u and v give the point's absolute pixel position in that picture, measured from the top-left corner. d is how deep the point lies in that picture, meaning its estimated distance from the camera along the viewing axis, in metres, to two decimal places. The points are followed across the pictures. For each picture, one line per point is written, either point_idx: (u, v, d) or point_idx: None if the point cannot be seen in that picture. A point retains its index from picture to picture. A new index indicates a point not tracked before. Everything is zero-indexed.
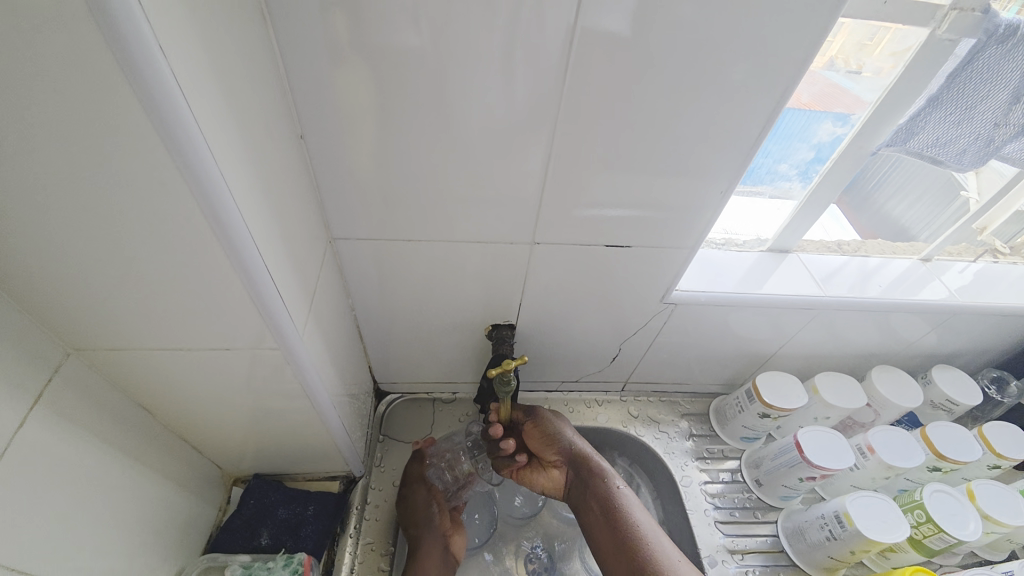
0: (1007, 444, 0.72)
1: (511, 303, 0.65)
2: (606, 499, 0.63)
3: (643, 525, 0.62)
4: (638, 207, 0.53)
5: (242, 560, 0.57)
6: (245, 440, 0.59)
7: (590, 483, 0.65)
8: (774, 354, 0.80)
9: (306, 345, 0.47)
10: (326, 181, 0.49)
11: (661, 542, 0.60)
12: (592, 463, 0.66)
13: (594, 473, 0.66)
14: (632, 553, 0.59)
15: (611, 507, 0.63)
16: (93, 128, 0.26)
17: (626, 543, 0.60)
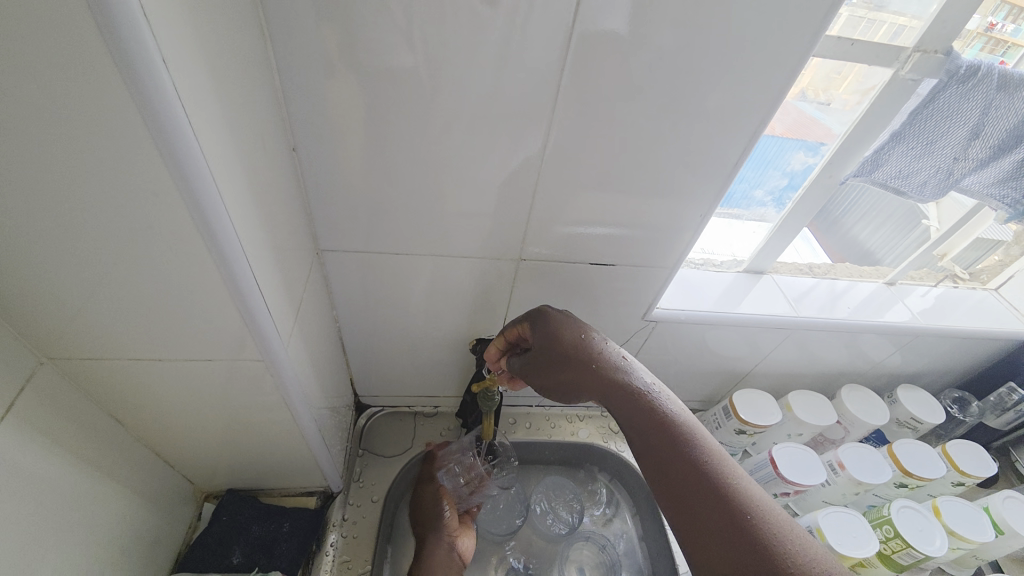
0: (968, 461, 0.75)
1: (495, 318, 0.65)
2: (657, 414, 0.47)
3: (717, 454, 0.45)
4: (622, 226, 0.55)
5: None
6: (221, 453, 0.57)
7: (634, 407, 0.48)
8: (750, 372, 0.82)
9: (291, 356, 0.47)
10: (315, 193, 0.49)
11: (747, 482, 0.43)
12: (633, 378, 0.50)
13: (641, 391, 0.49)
14: (705, 491, 0.42)
15: (665, 423, 0.46)
16: (91, 136, 0.26)
17: (696, 474, 0.43)
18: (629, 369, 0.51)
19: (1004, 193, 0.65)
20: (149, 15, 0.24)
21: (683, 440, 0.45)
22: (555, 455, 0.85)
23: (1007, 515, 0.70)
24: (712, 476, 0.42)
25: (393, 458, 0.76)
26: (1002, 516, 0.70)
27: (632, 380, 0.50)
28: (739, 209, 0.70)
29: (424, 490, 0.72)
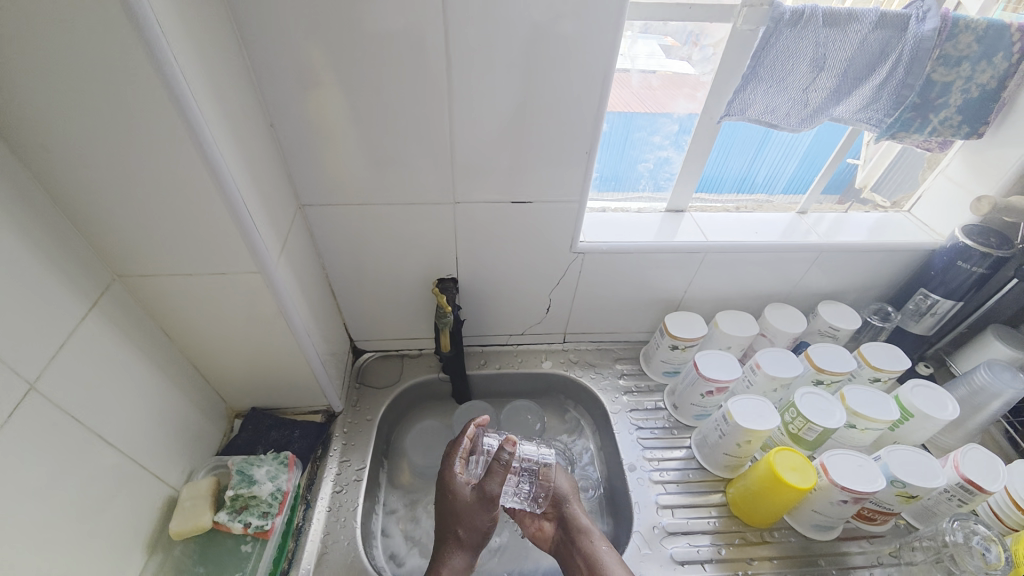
0: (880, 358, 0.85)
1: (449, 259, 0.81)
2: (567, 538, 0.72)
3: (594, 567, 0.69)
4: (530, 168, 0.69)
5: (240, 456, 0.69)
6: (243, 373, 0.75)
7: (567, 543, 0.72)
8: (684, 299, 0.95)
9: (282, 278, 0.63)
10: (293, 160, 0.66)
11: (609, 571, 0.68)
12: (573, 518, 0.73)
13: (579, 532, 0.72)
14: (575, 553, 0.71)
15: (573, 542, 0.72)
16: (131, 101, 0.43)
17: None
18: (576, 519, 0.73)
19: (869, 115, 0.73)
20: (160, 23, 0.40)
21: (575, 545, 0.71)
22: (524, 386, 1.00)
23: (913, 400, 0.77)
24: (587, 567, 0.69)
25: (385, 388, 0.92)
26: (907, 400, 0.77)
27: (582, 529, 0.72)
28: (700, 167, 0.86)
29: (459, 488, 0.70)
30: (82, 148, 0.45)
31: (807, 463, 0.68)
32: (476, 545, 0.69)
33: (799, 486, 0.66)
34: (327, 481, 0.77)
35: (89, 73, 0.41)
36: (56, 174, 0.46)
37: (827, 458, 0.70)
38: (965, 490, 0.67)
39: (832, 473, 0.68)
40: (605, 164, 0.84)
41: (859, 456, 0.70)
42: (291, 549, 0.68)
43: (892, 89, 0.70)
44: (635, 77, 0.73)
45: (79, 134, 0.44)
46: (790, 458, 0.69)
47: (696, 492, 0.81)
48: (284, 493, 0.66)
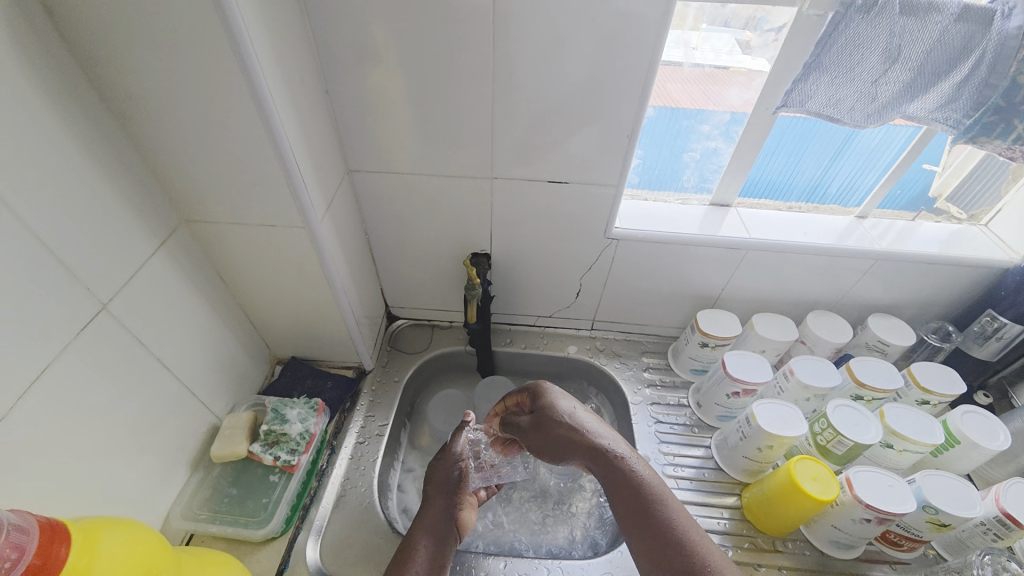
0: (932, 380, 0.78)
1: (484, 235, 0.83)
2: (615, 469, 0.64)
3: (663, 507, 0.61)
4: (569, 148, 0.69)
5: (275, 397, 0.75)
6: (286, 323, 0.81)
7: (622, 494, 0.63)
8: (720, 297, 0.92)
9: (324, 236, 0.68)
10: (344, 126, 0.70)
11: (689, 528, 0.59)
12: (599, 441, 0.67)
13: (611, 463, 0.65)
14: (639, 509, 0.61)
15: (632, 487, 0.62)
16: (202, 58, 0.47)
17: (661, 539, 0.58)
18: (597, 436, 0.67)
19: (947, 115, 0.67)
20: None
21: (649, 506, 0.61)
22: (547, 368, 1.01)
23: (962, 426, 0.71)
24: (658, 513, 0.60)
25: (413, 354, 0.97)
26: (955, 426, 0.71)
27: (605, 449, 0.66)
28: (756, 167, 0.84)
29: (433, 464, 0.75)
30: (159, 99, 0.50)
31: (831, 475, 0.65)
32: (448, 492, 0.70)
33: (819, 497, 0.63)
34: (352, 432, 0.82)
35: (168, 30, 0.45)
36: (139, 121, 0.52)
37: (853, 474, 0.66)
38: (1003, 525, 0.63)
39: (857, 488, 0.64)
40: (649, 151, 0.82)
41: (889, 476, 0.66)
42: (313, 488, 0.74)
43: (974, 88, 0.64)
44: (686, 70, 0.72)
45: (157, 86, 0.49)
46: (813, 467, 0.66)
47: (709, 491, 0.79)
48: (311, 434, 0.71)
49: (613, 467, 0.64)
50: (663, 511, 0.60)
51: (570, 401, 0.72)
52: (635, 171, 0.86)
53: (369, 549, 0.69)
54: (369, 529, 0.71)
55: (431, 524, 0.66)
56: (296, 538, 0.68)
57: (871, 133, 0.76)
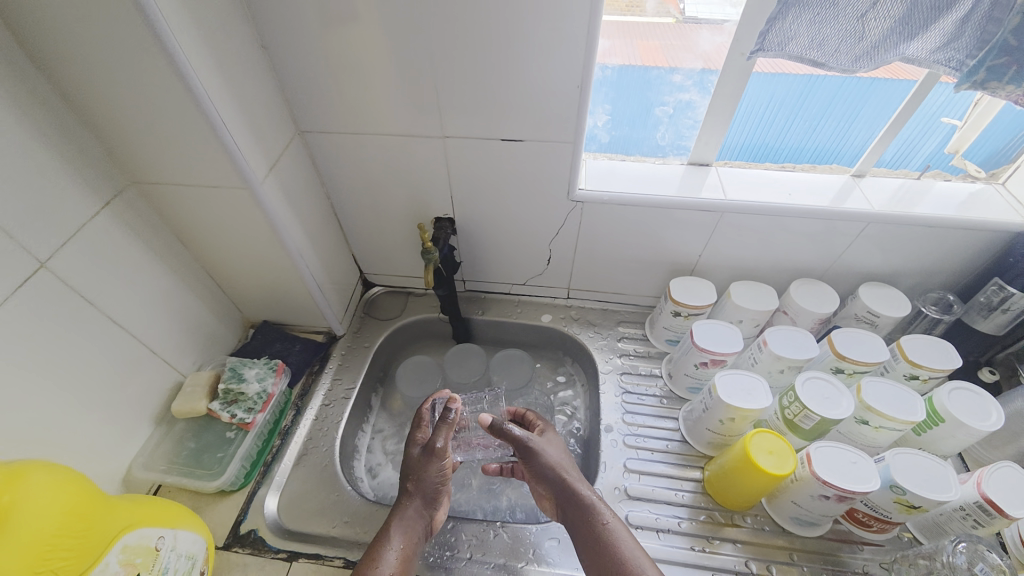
0: (923, 354, 0.72)
1: (445, 198, 0.81)
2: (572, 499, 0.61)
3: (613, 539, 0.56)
4: (519, 103, 0.66)
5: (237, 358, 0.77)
6: (252, 287, 0.82)
7: (580, 527, 0.58)
8: (699, 264, 0.87)
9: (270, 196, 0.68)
10: (288, 84, 0.68)
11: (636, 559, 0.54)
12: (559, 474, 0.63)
13: (575, 502, 0.60)
14: (592, 543, 0.57)
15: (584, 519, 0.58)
16: (101, 7, 0.46)
17: None
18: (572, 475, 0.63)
19: (949, 56, 0.59)
20: None
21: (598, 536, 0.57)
22: (522, 337, 1.00)
23: (947, 403, 0.65)
24: (609, 545, 0.55)
25: (386, 320, 0.97)
26: (940, 403, 0.65)
27: (576, 489, 0.61)
28: (735, 134, 0.79)
29: (412, 457, 0.67)
30: (75, 54, 0.50)
31: (789, 450, 0.62)
32: (429, 500, 0.64)
33: (773, 471, 0.61)
34: (318, 394, 0.84)
35: None
36: (64, 78, 0.52)
37: (815, 450, 0.62)
38: (985, 512, 0.57)
39: (816, 465, 0.61)
40: (619, 108, 0.77)
41: (854, 453, 0.62)
42: (275, 446, 0.76)
43: (977, 22, 0.56)
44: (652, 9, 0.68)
45: (69, 40, 0.49)
46: (771, 441, 0.63)
47: (671, 462, 0.77)
48: (268, 394, 0.73)
49: (573, 501, 0.61)
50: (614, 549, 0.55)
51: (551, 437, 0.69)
52: (605, 129, 0.81)
53: (324, 504, 0.71)
54: (326, 485, 0.73)
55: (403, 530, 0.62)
56: (256, 491, 0.71)
57: (859, 85, 0.69)
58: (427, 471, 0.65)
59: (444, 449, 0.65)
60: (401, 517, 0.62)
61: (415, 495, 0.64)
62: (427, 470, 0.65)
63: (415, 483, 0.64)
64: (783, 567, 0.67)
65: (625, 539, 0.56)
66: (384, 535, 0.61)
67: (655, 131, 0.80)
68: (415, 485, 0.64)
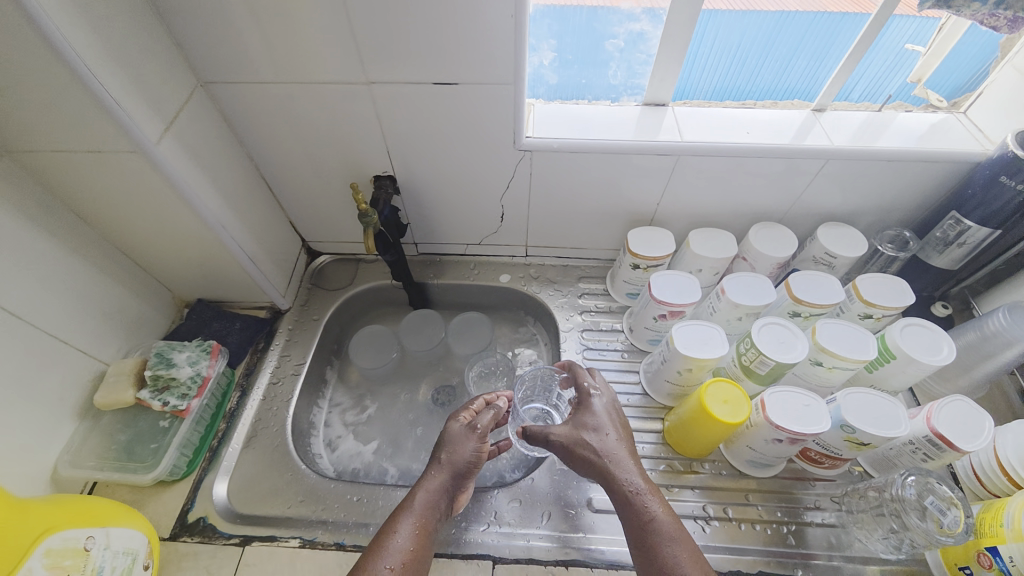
0: (877, 293, 0.71)
1: (381, 154, 0.74)
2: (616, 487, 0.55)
3: (656, 534, 0.51)
4: (447, 40, 0.58)
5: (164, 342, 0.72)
6: (176, 264, 0.75)
7: (625, 514, 0.54)
8: (658, 213, 0.83)
9: (171, 160, 0.60)
10: (177, 26, 0.58)
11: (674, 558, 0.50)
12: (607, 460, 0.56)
13: (619, 491, 0.55)
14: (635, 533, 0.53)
15: (629, 509, 0.54)
16: None
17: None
18: (615, 459, 0.56)
19: None
20: None
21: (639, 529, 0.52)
22: (481, 299, 0.96)
23: (899, 341, 0.65)
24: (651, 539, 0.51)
25: (335, 291, 0.91)
26: (893, 341, 0.65)
27: (617, 477, 0.55)
28: (705, 79, 0.75)
29: (450, 427, 0.64)
30: None
31: (743, 398, 0.62)
32: (459, 473, 0.60)
33: (727, 420, 0.60)
34: (265, 372, 0.79)
35: None
36: None
37: (768, 396, 0.62)
38: (934, 445, 0.59)
39: (769, 410, 0.60)
40: (566, 43, 0.70)
41: (807, 395, 0.61)
42: (221, 430, 0.72)
43: None
44: None
45: None
46: (726, 391, 0.62)
47: (633, 416, 0.77)
48: (203, 377, 0.69)
49: (618, 488, 0.55)
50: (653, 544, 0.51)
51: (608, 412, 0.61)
52: (553, 69, 0.74)
53: (277, 486, 0.68)
54: (278, 466, 0.70)
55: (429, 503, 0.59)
56: (202, 478, 0.68)
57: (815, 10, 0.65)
58: (459, 453, 0.61)
59: (482, 427, 0.63)
60: (425, 487, 0.59)
61: (443, 475, 0.60)
62: (461, 445, 0.62)
63: (446, 456, 0.61)
64: (738, 509, 0.68)
65: (666, 540, 0.51)
66: (402, 510, 0.57)
67: (606, 69, 0.74)
68: (445, 464, 0.60)
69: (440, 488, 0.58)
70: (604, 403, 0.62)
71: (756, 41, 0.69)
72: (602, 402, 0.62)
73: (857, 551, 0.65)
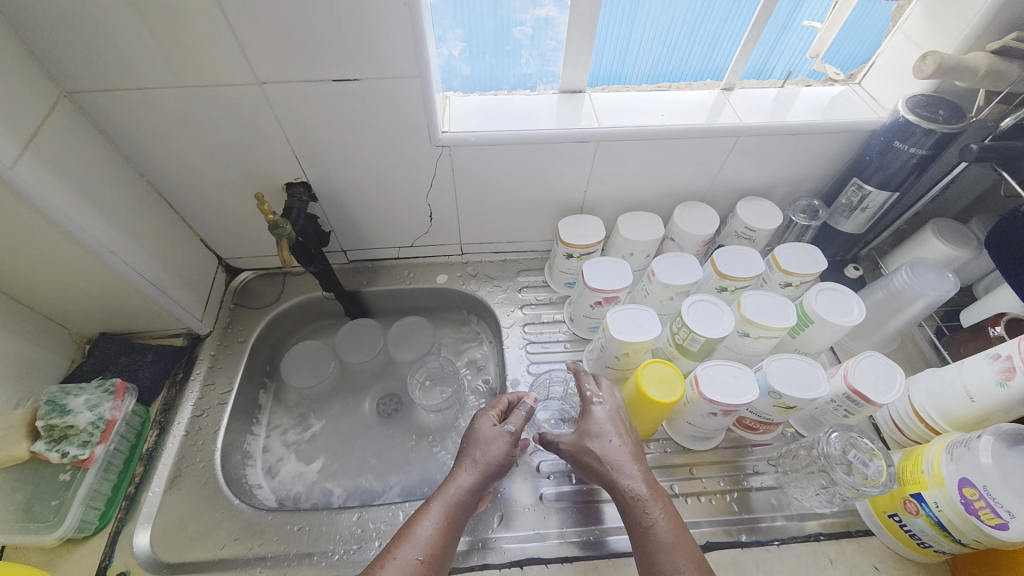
0: (794, 261, 0.74)
1: (290, 160, 0.69)
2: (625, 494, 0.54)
3: (658, 542, 0.50)
4: (341, 33, 0.55)
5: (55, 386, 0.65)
6: (68, 298, 0.67)
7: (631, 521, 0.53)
8: (587, 201, 0.83)
9: (33, 182, 0.53)
10: (23, 29, 0.51)
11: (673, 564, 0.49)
12: (616, 469, 0.56)
13: (629, 500, 0.54)
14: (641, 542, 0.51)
15: (636, 518, 0.53)
16: None
17: None
18: (617, 465, 0.56)
19: None
20: None
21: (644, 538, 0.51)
22: (420, 303, 0.93)
23: (816, 306, 0.68)
24: (652, 548, 0.50)
25: (261, 309, 0.86)
26: (810, 306, 0.68)
27: (619, 483, 0.55)
28: (639, 64, 0.76)
29: (480, 426, 0.61)
30: None
31: (677, 376, 0.63)
32: (489, 473, 0.58)
33: (663, 400, 0.61)
34: (185, 405, 0.73)
35: None
36: None
37: (701, 371, 0.63)
38: (852, 401, 0.62)
39: (703, 386, 0.62)
40: (471, 32, 0.68)
41: (735, 367, 0.63)
42: (138, 474, 0.66)
43: None
44: None
45: None
46: (660, 370, 0.63)
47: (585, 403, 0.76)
48: (109, 421, 0.63)
49: (624, 496, 0.54)
50: (657, 555, 0.50)
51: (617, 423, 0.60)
52: (464, 59, 0.71)
53: (208, 526, 0.63)
54: (207, 505, 0.65)
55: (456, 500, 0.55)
56: (119, 529, 0.62)
57: None
58: (490, 453, 0.59)
59: (518, 427, 0.61)
60: (454, 486, 0.56)
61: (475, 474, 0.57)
62: (493, 445, 0.59)
63: (479, 453, 0.58)
64: (685, 483, 0.70)
65: (666, 548, 0.50)
66: (424, 509, 0.54)
67: (518, 59, 0.73)
68: (476, 464, 0.58)
69: (470, 487, 0.56)
70: (606, 411, 0.60)
71: (661, 29, 0.71)
72: (603, 410, 0.60)
73: (795, 508, 0.68)
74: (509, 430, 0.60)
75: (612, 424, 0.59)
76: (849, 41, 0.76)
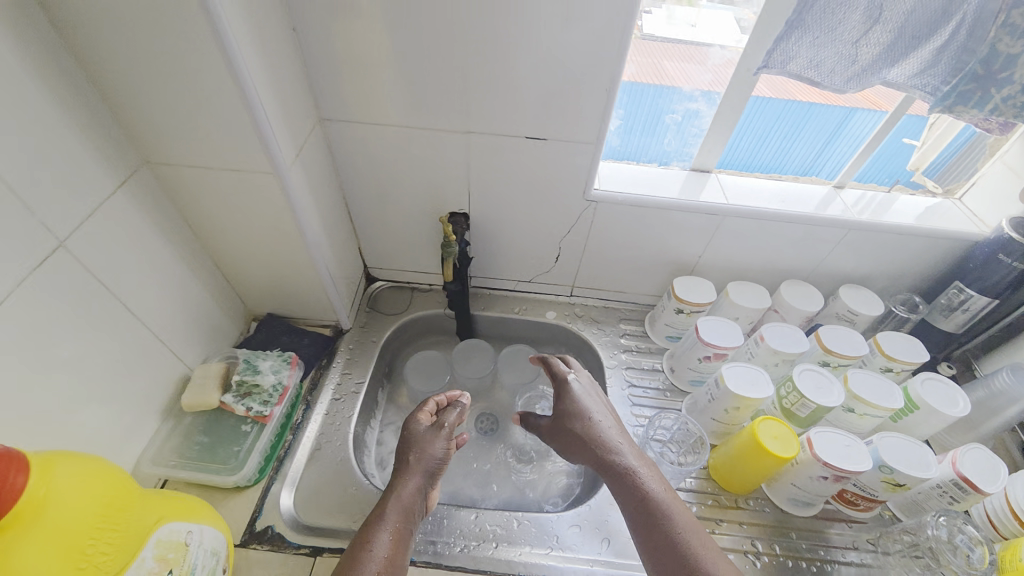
0: (897, 348, 0.80)
1: (462, 194, 0.82)
2: (619, 469, 0.60)
3: (662, 503, 0.56)
4: (547, 103, 0.69)
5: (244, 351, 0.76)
6: (262, 280, 0.80)
7: (629, 494, 0.58)
8: (698, 265, 0.93)
9: (295, 182, 0.66)
10: (315, 71, 0.67)
11: (682, 519, 0.55)
12: (606, 443, 0.63)
13: (620, 471, 0.60)
14: (643, 514, 0.56)
15: (638, 489, 0.58)
16: None
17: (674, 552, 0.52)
18: (606, 442, 0.63)
19: (925, 81, 0.68)
20: None
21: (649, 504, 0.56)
22: (526, 334, 1.02)
23: (921, 392, 0.73)
24: (656, 511, 0.55)
25: (392, 315, 0.97)
26: (916, 392, 0.73)
27: (613, 459, 0.61)
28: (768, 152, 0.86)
29: (413, 429, 0.67)
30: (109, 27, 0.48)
31: (791, 435, 0.68)
32: (431, 472, 0.63)
33: (779, 454, 0.66)
34: (328, 388, 0.82)
35: None
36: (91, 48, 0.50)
37: (814, 435, 0.68)
38: (959, 488, 0.65)
39: (817, 449, 0.67)
40: (630, 112, 0.81)
41: (846, 437, 0.68)
42: (288, 442, 0.74)
43: (952, 53, 0.64)
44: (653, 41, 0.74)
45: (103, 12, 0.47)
46: (774, 428, 0.69)
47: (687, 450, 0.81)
48: (284, 387, 0.73)
49: (617, 467, 0.60)
50: (665, 515, 0.55)
51: (593, 401, 0.68)
52: (616, 133, 0.85)
53: (343, 500, 0.70)
54: (343, 480, 0.72)
55: (405, 502, 0.60)
56: (270, 487, 0.69)
57: (839, 113, 0.79)
58: (427, 458, 0.64)
59: (450, 425, 0.68)
60: (397, 496, 0.60)
61: (413, 472, 0.62)
62: (430, 446, 0.65)
63: (416, 456, 0.64)
64: (782, 544, 0.72)
65: (669, 510, 0.55)
66: (379, 513, 0.58)
67: (663, 140, 0.85)
68: (411, 466, 0.63)
69: (416, 488, 0.61)
70: (582, 387, 0.69)
71: (775, 128, 0.82)
72: (581, 385, 0.69)
73: None
74: (444, 431, 0.66)
75: (587, 411, 0.66)
76: (946, 158, 0.86)
